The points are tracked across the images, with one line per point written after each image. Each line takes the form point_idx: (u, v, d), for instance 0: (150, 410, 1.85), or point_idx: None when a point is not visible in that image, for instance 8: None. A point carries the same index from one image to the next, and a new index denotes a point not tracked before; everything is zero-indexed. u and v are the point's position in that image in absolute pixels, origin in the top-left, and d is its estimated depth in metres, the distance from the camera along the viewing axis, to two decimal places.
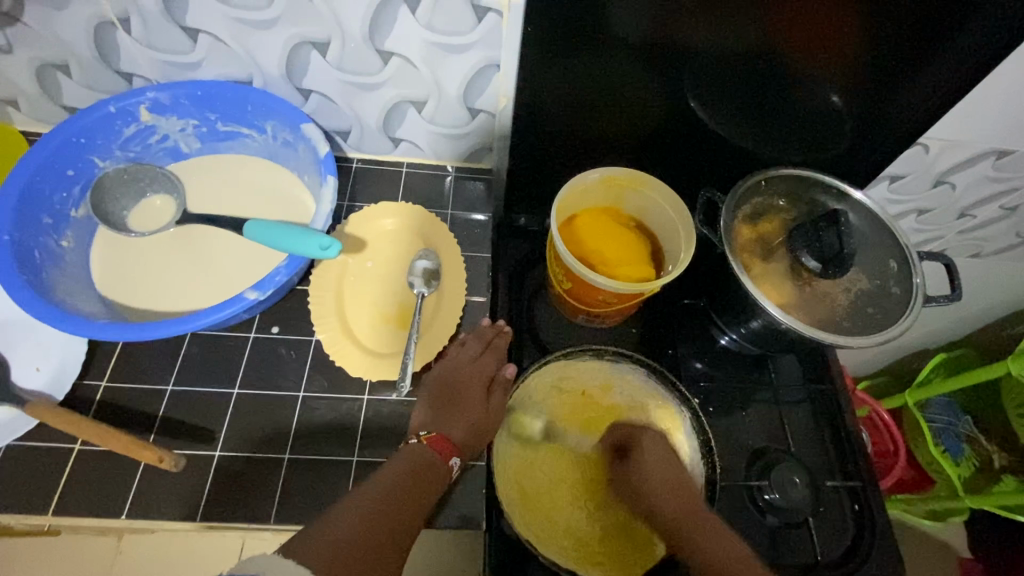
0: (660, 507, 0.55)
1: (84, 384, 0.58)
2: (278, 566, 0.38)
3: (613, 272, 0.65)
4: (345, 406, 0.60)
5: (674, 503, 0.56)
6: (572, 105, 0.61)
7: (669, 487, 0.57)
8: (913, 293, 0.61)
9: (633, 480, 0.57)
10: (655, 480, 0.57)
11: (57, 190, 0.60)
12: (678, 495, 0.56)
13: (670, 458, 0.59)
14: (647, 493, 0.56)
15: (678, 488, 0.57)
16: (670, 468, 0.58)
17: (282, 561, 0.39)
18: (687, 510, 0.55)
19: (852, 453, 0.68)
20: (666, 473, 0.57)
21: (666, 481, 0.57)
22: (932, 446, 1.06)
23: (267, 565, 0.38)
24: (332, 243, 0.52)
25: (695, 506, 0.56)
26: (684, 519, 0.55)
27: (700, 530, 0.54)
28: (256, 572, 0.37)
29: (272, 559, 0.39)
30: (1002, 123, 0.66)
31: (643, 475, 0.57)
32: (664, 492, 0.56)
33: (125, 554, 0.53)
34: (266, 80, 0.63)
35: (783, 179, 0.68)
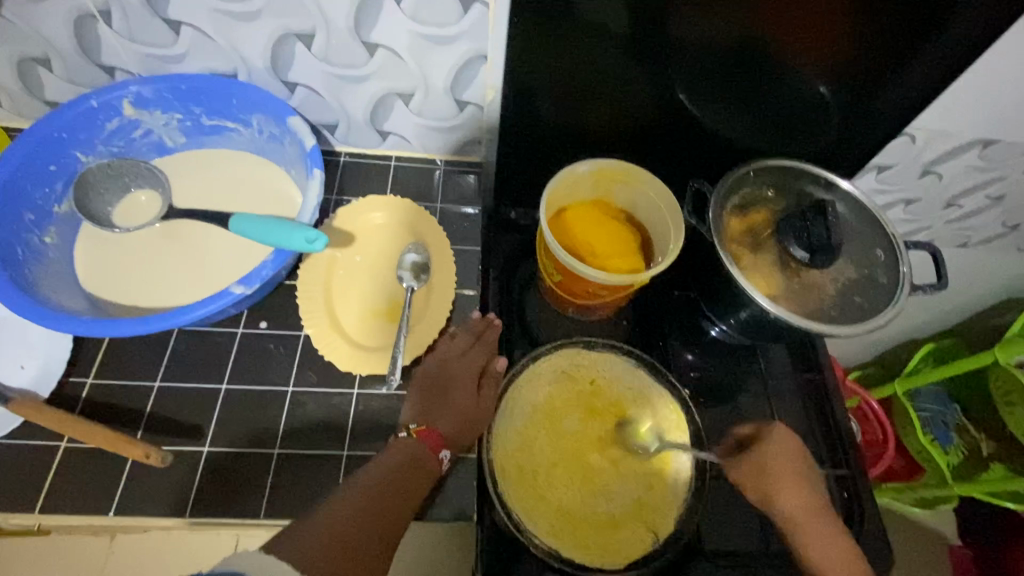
0: (789, 503, 0.58)
1: (69, 381, 0.58)
2: (260, 561, 0.37)
3: (604, 264, 0.65)
4: (334, 400, 0.60)
5: (804, 505, 0.58)
6: (560, 96, 0.61)
7: (799, 485, 0.59)
8: (900, 281, 0.62)
9: (765, 475, 0.59)
10: (789, 479, 0.59)
11: (38, 186, 0.59)
12: (809, 495, 0.59)
13: (801, 458, 0.61)
14: (779, 489, 0.59)
15: (808, 490, 0.59)
16: (800, 463, 0.61)
17: (255, 557, 0.38)
18: (814, 513, 0.58)
19: (841, 442, 0.68)
20: (799, 473, 0.60)
21: (799, 483, 0.59)
22: (922, 435, 1.08)
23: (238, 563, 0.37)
24: (318, 236, 0.52)
25: (819, 502, 0.59)
26: (810, 521, 0.57)
27: (820, 533, 0.57)
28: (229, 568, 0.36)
29: (243, 557, 0.37)
30: (987, 112, 0.67)
31: (778, 471, 0.59)
32: (799, 489, 0.59)
33: (117, 553, 0.53)
34: (251, 73, 0.62)
35: (772, 170, 0.68)
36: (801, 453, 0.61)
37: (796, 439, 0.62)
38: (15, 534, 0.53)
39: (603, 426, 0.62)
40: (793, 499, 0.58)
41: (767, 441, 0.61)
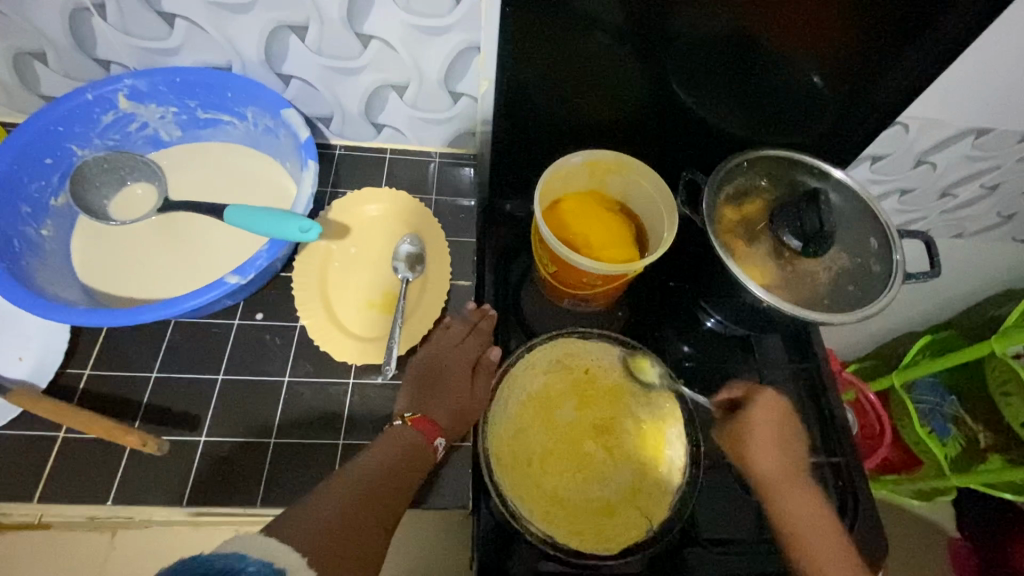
0: (765, 465, 0.62)
1: (67, 372, 0.58)
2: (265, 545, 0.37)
3: (598, 254, 0.66)
4: (330, 390, 0.60)
5: (779, 467, 0.63)
6: (554, 87, 0.61)
7: (774, 449, 0.64)
8: (894, 269, 0.62)
9: (745, 441, 0.64)
10: (767, 444, 0.63)
11: (35, 179, 0.60)
12: (784, 459, 0.64)
13: (780, 424, 0.65)
14: (757, 453, 0.63)
15: (784, 454, 0.64)
16: (778, 427, 0.65)
17: (260, 543, 0.37)
18: (789, 474, 0.63)
19: (835, 430, 0.69)
20: (776, 437, 0.64)
21: (775, 447, 0.64)
22: (920, 427, 1.07)
23: (245, 547, 0.36)
24: (312, 226, 0.52)
25: (790, 464, 0.64)
26: (783, 481, 0.62)
27: (792, 493, 0.62)
28: (239, 551, 0.35)
29: (251, 543, 0.37)
30: (980, 101, 0.67)
31: (758, 436, 0.63)
32: (773, 453, 0.63)
33: (117, 552, 0.53)
34: (245, 66, 0.62)
35: (766, 159, 0.68)
36: (782, 420, 0.65)
37: (780, 405, 0.66)
38: (17, 527, 0.53)
39: (598, 416, 0.62)
40: (769, 462, 0.62)
41: (750, 408, 0.65)
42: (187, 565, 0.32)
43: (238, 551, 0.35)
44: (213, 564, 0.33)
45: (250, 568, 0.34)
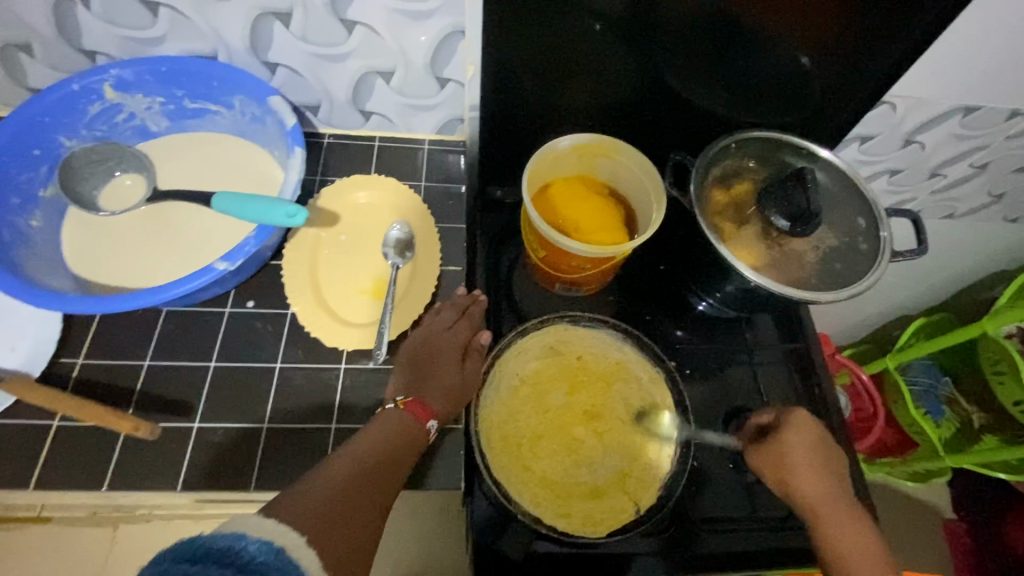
0: (807, 493, 0.57)
1: (60, 362, 0.59)
2: (267, 523, 0.36)
3: (587, 238, 0.66)
4: (322, 375, 0.60)
5: (824, 494, 0.57)
6: (540, 71, 0.61)
7: (812, 474, 0.57)
8: (881, 247, 0.62)
9: (785, 465, 0.58)
10: (806, 466, 0.58)
11: (23, 170, 0.60)
12: (832, 487, 0.57)
13: (819, 450, 0.59)
14: (796, 479, 0.57)
15: (830, 481, 0.58)
16: (818, 450, 0.59)
17: (261, 521, 0.36)
18: (835, 502, 0.57)
19: (825, 408, 0.70)
20: (819, 462, 0.58)
21: (820, 472, 0.58)
22: (913, 409, 1.08)
23: (246, 524, 0.35)
24: (299, 210, 0.53)
25: (836, 493, 0.57)
26: (828, 509, 0.56)
27: (841, 523, 0.55)
28: (239, 529, 0.34)
29: (252, 518, 0.36)
30: (967, 78, 0.67)
31: (798, 460, 0.58)
32: (813, 479, 0.57)
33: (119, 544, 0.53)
34: (230, 54, 0.62)
35: (753, 140, 0.68)
36: (822, 442, 0.59)
37: (815, 426, 0.60)
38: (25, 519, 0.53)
39: (588, 400, 0.63)
40: (813, 487, 0.57)
41: (784, 429, 0.60)
42: (186, 549, 0.31)
43: (238, 531, 0.34)
44: (211, 546, 0.32)
45: (250, 548, 0.33)
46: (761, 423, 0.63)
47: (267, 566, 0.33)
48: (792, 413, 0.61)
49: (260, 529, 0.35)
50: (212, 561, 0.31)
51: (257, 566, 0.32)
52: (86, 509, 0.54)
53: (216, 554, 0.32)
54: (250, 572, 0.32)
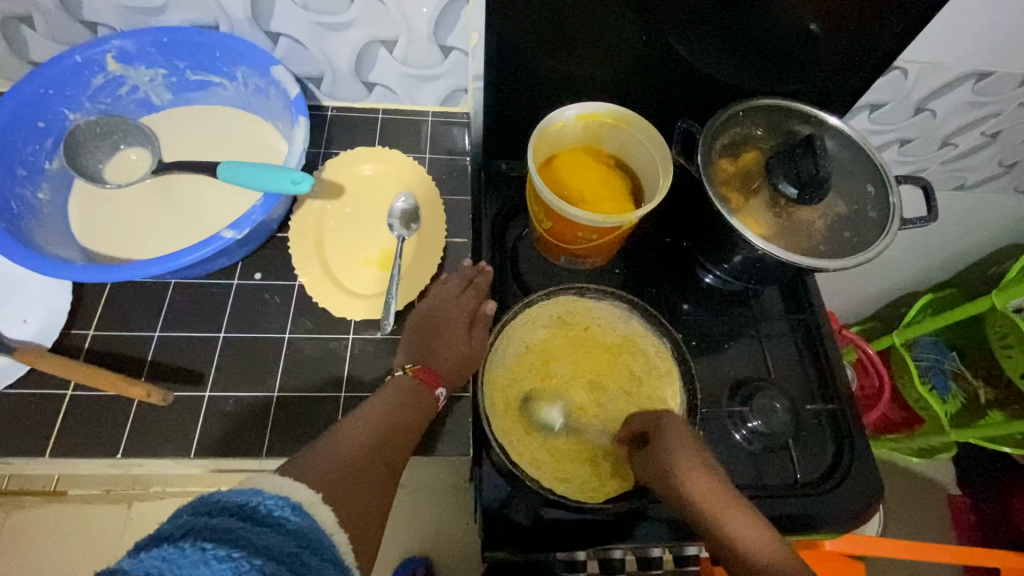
0: (693, 493, 0.51)
1: (71, 333, 0.59)
2: (282, 480, 0.36)
3: (593, 209, 0.65)
4: (330, 345, 0.61)
5: (708, 489, 0.52)
6: (545, 39, 0.60)
7: (687, 466, 0.53)
8: (891, 214, 0.61)
9: (666, 465, 0.53)
10: (691, 466, 0.53)
11: (29, 142, 0.60)
12: (718, 480, 0.53)
13: (696, 443, 0.55)
14: (679, 477, 0.52)
15: (707, 472, 0.53)
16: (692, 447, 0.54)
17: (275, 479, 0.36)
18: (720, 494, 0.51)
19: (832, 379, 0.69)
20: (697, 456, 0.54)
21: (698, 467, 0.53)
22: (920, 384, 1.07)
23: (262, 482, 0.35)
24: (304, 177, 0.53)
25: (718, 482, 0.52)
26: (716, 503, 0.51)
27: (735, 517, 0.50)
28: (257, 487, 0.34)
29: (269, 477, 0.36)
30: (981, 41, 0.66)
31: (678, 459, 0.53)
32: (694, 475, 0.52)
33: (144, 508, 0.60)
34: (232, 25, 0.62)
35: (761, 108, 0.67)
36: (695, 436, 0.56)
37: (685, 424, 0.56)
38: (48, 494, 0.60)
39: (592, 369, 0.63)
40: (701, 484, 0.52)
41: (657, 434, 0.56)
42: (205, 503, 0.32)
43: (254, 488, 0.34)
44: (229, 501, 0.32)
45: (268, 503, 0.33)
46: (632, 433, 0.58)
47: (285, 521, 0.33)
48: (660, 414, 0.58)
49: (276, 487, 0.35)
50: (229, 515, 0.31)
51: (274, 521, 0.33)
52: (102, 488, 0.61)
53: (235, 508, 0.32)
54: (267, 525, 0.32)
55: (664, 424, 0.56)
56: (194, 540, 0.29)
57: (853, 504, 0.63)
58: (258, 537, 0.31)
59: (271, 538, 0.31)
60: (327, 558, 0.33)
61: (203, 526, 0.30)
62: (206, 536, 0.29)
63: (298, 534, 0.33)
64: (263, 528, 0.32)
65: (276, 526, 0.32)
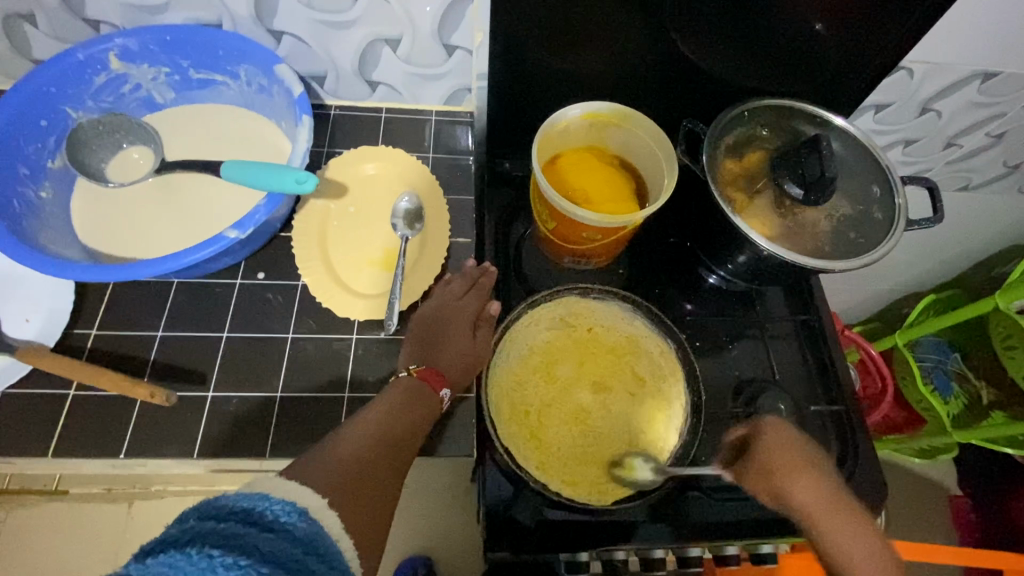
0: (802, 498, 0.52)
1: (74, 333, 0.59)
2: (288, 484, 0.36)
3: (598, 209, 0.65)
4: (333, 345, 0.61)
5: (820, 496, 0.52)
6: (551, 38, 0.60)
7: (794, 470, 0.54)
8: (896, 214, 0.61)
9: (771, 473, 0.54)
10: (797, 471, 0.54)
11: (31, 140, 0.60)
12: (827, 486, 0.53)
13: (802, 449, 0.56)
14: (789, 483, 0.53)
15: (818, 479, 0.54)
16: (799, 455, 0.55)
17: (280, 482, 0.36)
18: (832, 502, 0.52)
19: (836, 380, 0.69)
20: (804, 462, 0.55)
21: (805, 474, 0.54)
22: (922, 385, 1.07)
23: (267, 485, 0.35)
24: (308, 176, 0.52)
25: (830, 489, 0.53)
26: (825, 513, 0.51)
27: (845, 525, 0.50)
28: (263, 491, 0.34)
29: (275, 480, 0.36)
30: (988, 41, 0.65)
31: (783, 463, 0.55)
32: (803, 481, 0.53)
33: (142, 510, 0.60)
34: (235, 22, 0.62)
35: (766, 108, 0.67)
36: (803, 443, 0.56)
37: (790, 431, 0.57)
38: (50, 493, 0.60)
39: (596, 371, 0.63)
40: (806, 491, 0.53)
41: (761, 441, 0.57)
42: (211, 508, 0.32)
43: (260, 491, 0.34)
44: (235, 506, 0.32)
45: (273, 509, 0.33)
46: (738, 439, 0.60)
47: (291, 526, 0.33)
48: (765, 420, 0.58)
49: (281, 491, 0.35)
50: (236, 520, 0.31)
51: (280, 526, 0.32)
52: (103, 487, 0.61)
53: (241, 513, 0.32)
54: (273, 531, 0.32)
55: (764, 431, 0.57)
56: (200, 546, 0.29)
57: (857, 506, 0.63)
58: (264, 543, 0.30)
59: (277, 544, 0.31)
60: (332, 564, 0.33)
61: (209, 531, 0.30)
62: (212, 543, 0.29)
63: (305, 540, 0.33)
64: (270, 534, 0.31)
65: (282, 532, 0.32)
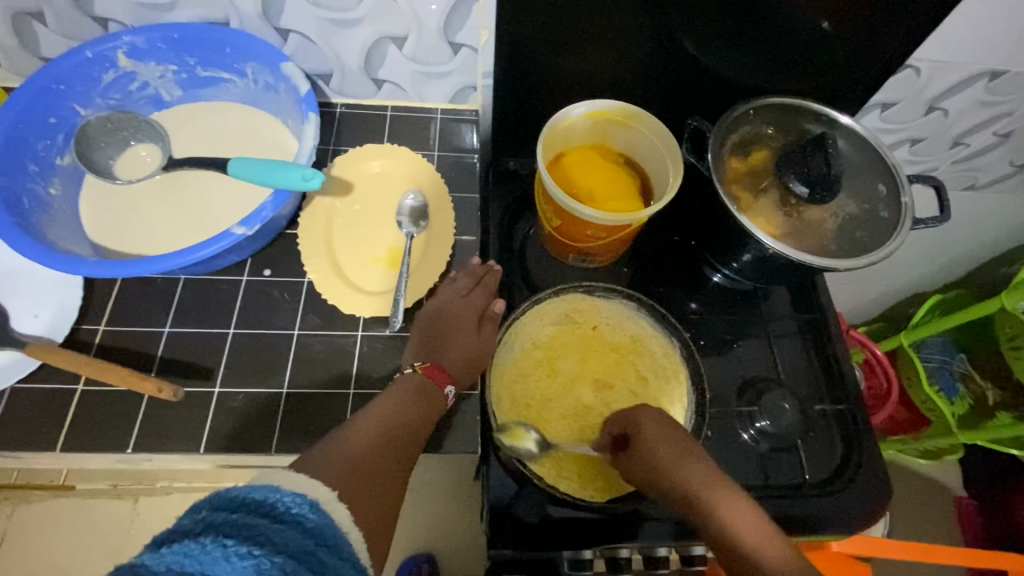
0: (688, 481, 0.51)
1: (82, 328, 0.60)
2: (297, 476, 0.36)
3: (602, 207, 0.65)
4: (339, 342, 0.61)
5: (708, 478, 0.51)
6: (556, 35, 0.60)
7: (674, 453, 0.53)
8: (902, 214, 0.61)
9: (654, 459, 0.52)
10: (679, 459, 0.52)
11: (40, 137, 0.60)
12: (712, 469, 0.52)
13: (677, 432, 0.54)
14: (673, 468, 0.52)
15: (687, 461, 0.52)
16: (671, 437, 0.54)
17: (290, 475, 0.36)
18: (711, 482, 0.51)
19: (841, 380, 0.69)
20: (687, 446, 0.53)
21: (682, 456, 0.52)
22: (927, 386, 1.07)
23: (278, 478, 0.35)
24: (315, 174, 0.52)
25: (714, 470, 0.52)
26: (715, 496, 0.50)
27: (722, 502, 0.49)
28: (273, 484, 0.34)
29: (284, 473, 0.36)
30: (996, 39, 0.65)
31: (665, 453, 0.52)
32: (691, 466, 0.52)
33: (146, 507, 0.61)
34: (243, 21, 0.62)
35: (771, 106, 0.67)
36: (675, 426, 0.55)
37: (666, 417, 0.55)
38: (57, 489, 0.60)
39: (598, 367, 0.63)
40: (694, 474, 0.51)
41: (638, 431, 0.54)
42: (223, 499, 0.32)
43: (271, 484, 0.34)
44: (248, 496, 0.32)
45: (285, 500, 0.33)
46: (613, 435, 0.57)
47: (303, 517, 0.33)
48: (640, 410, 0.56)
49: (290, 484, 0.35)
50: (248, 511, 0.31)
51: (292, 518, 0.33)
52: (109, 483, 0.61)
53: (253, 503, 0.32)
54: (285, 522, 0.32)
55: (642, 418, 0.55)
56: (214, 536, 0.29)
57: (862, 505, 0.62)
58: (276, 534, 0.31)
59: (289, 535, 0.31)
60: (343, 556, 0.33)
61: (222, 521, 0.30)
62: (225, 533, 0.30)
63: (316, 531, 0.33)
64: (282, 525, 0.32)
65: (294, 523, 0.32)
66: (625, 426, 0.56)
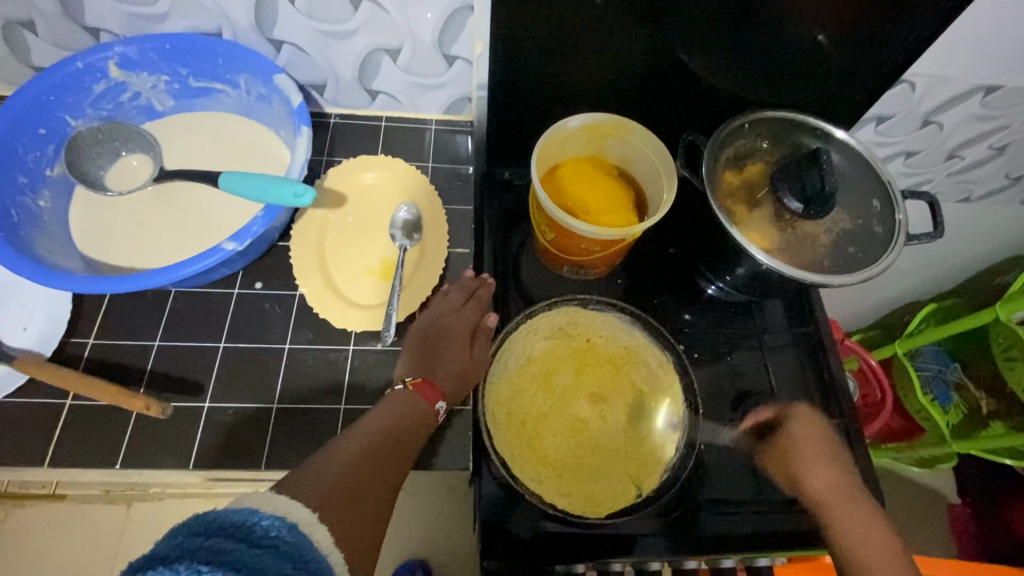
0: (819, 485, 0.60)
1: (71, 341, 0.59)
2: (280, 498, 0.36)
3: (596, 220, 0.65)
4: (331, 356, 0.61)
5: (831, 484, 0.60)
6: (551, 49, 0.59)
7: (818, 456, 0.62)
8: (896, 230, 0.61)
9: (791, 457, 0.62)
10: (816, 460, 0.62)
11: (30, 149, 0.60)
12: (838, 474, 0.61)
13: (824, 439, 0.64)
14: (809, 470, 0.61)
15: (834, 468, 0.61)
16: (821, 447, 0.63)
17: (273, 497, 0.36)
18: (843, 491, 0.60)
19: (835, 394, 0.69)
20: (826, 451, 0.63)
21: (823, 461, 0.62)
22: (922, 395, 1.07)
23: (259, 500, 0.35)
24: (306, 190, 0.52)
25: (844, 482, 0.61)
26: (837, 499, 0.59)
27: (851, 510, 0.58)
28: (253, 506, 0.34)
29: (266, 494, 0.36)
30: (991, 56, 0.65)
31: (804, 453, 0.62)
32: (827, 469, 0.61)
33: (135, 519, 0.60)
34: (235, 31, 0.61)
35: (767, 120, 0.67)
36: (824, 436, 0.64)
37: (819, 422, 0.65)
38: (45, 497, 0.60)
39: (594, 382, 0.63)
40: (824, 476, 0.61)
41: (789, 428, 0.64)
42: (199, 523, 0.31)
43: (250, 506, 0.34)
44: (224, 520, 0.32)
45: (263, 523, 0.33)
46: (762, 418, 0.66)
47: (281, 541, 0.33)
48: (798, 407, 0.66)
49: (272, 507, 0.35)
50: (225, 535, 0.31)
51: (270, 541, 0.32)
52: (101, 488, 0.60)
53: (229, 527, 0.32)
54: (263, 546, 0.32)
55: (795, 415, 0.65)
56: (189, 562, 0.29)
57: None
58: (253, 559, 0.30)
59: (266, 559, 0.31)
60: None
61: (198, 546, 0.30)
62: (201, 558, 0.29)
63: (294, 554, 0.33)
64: (260, 549, 0.31)
65: (271, 547, 0.32)
66: (777, 419, 0.65)
